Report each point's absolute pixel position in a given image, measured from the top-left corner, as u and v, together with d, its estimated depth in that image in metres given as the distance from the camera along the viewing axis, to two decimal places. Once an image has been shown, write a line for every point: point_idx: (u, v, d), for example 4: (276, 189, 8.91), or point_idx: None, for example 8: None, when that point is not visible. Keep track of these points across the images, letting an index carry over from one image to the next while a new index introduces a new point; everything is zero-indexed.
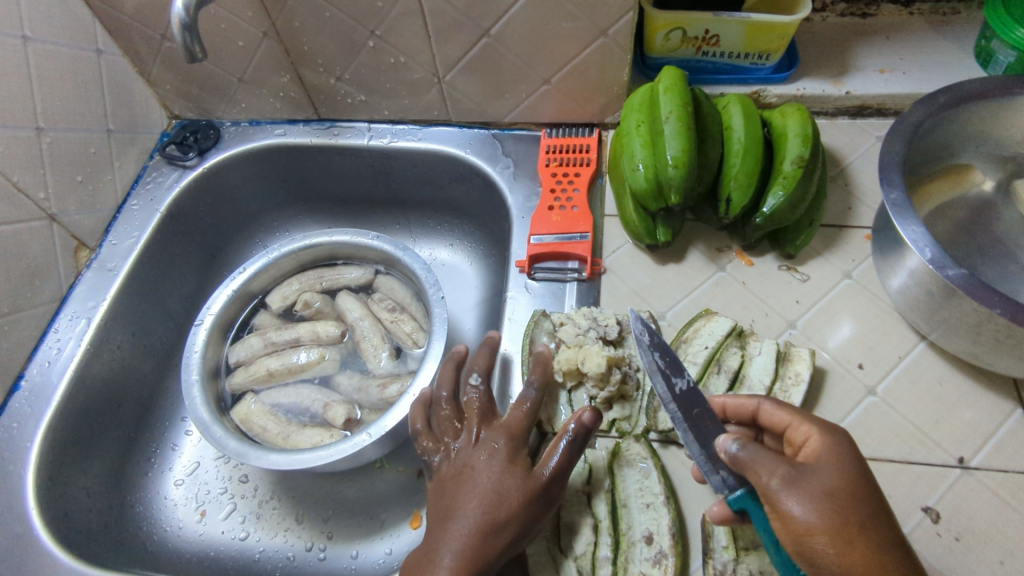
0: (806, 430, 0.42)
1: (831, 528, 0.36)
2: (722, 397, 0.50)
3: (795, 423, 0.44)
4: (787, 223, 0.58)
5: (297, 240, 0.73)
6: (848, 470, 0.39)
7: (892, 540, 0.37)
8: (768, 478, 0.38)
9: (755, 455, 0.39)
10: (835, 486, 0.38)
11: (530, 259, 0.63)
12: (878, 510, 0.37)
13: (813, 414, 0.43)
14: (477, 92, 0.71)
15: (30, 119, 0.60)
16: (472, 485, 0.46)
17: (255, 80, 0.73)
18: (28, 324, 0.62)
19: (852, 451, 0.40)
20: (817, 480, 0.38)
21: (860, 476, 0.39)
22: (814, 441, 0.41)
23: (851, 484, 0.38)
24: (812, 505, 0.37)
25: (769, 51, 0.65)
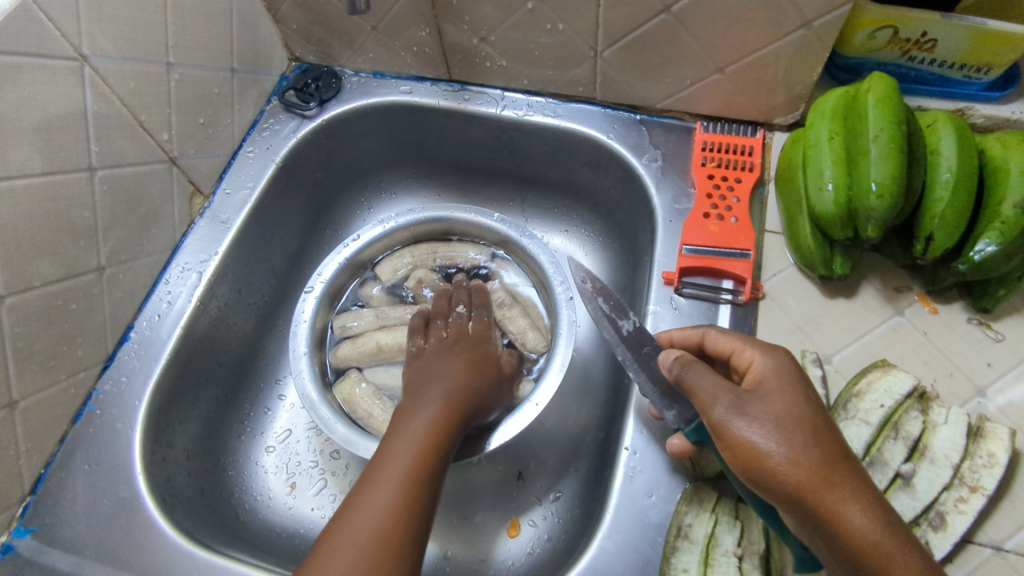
0: (747, 353, 0.44)
1: (779, 449, 0.37)
2: (667, 331, 0.51)
3: (738, 348, 0.45)
4: (995, 274, 0.50)
5: (416, 212, 0.67)
6: (783, 389, 0.40)
7: (840, 452, 0.38)
8: (716, 403, 0.39)
9: (706, 381, 0.40)
10: (784, 408, 0.39)
11: (680, 271, 0.57)
12: (823, 427, 0.39)
13: (755, 339, 0.44)
14: (635, 73, 0.63)
15: (161, 53, 0.55)
16: (422, 400, 0.51)
17: (390, 30, 0.66)
18: (141, 272, 0.59)
19: (793, 370, 0.42)
20: (759, 404, 0.39)
21: (811, 396, 0.40)
22: (759, 362, 0.42)
23: (801, 406, 0.39)
24: (762, 427, 0.38)
25: (992, 65, 0.56)
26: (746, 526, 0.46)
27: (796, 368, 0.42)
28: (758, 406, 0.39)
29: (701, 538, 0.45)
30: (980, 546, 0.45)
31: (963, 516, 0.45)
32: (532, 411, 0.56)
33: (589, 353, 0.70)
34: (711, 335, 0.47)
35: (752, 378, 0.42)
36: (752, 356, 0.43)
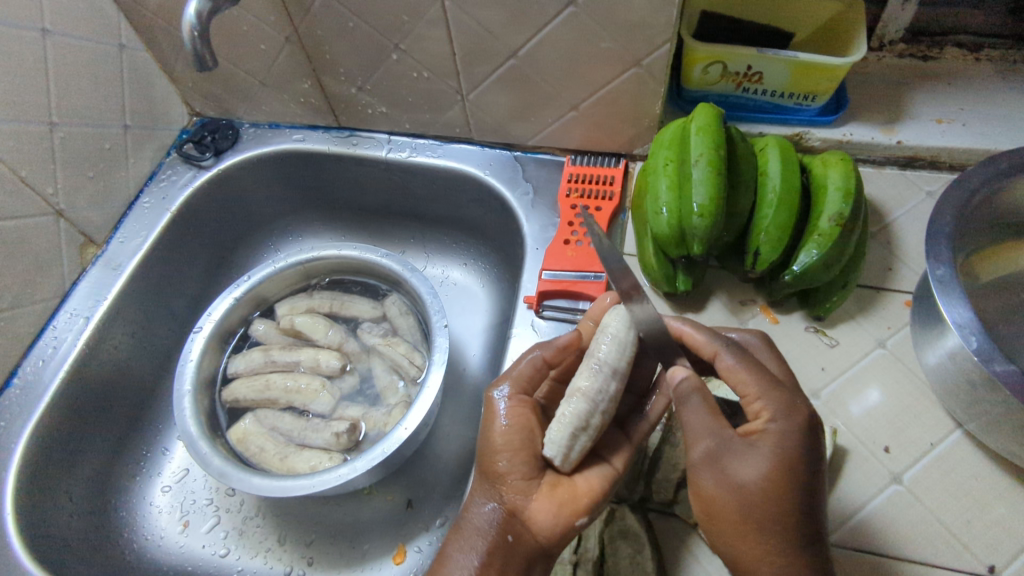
0: (757, 401, 0.42)
1: (721, 509, 0.40)
2: (680, 322, 0.48)
3: (749, 396, 0.42)
4: (820, 282, 0.53)
5: (305, 250, 0.70)
6: (774, 471, 0.39)
7: (799, 529, 0.39)
8: (694, 449, 0.42)
9: (697, 422, 0.42)
10: (755, 477, 0.40)
11: (539, 295, 0.61)
12: (795, 507, 0.39)
13: (778, 391, 0.41)
14: (502, 113, 0.67)
15: (44, 113, 0.60)
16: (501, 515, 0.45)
17: (276, 84, 0.71)
18: (27, 319, 0.62)
19: (795, 450, 0.40)
20: (734, 470, 0.40)
21: (801, 466, 0.40)
22: (767, 417, 0.41)
23: (775, 480, 0.39)
24: (723, 488, 0.40)
25: (816, 93, 0.60)
26: (583, 534, 0.49)
27: (808, 437, 0.40)
28: (728, 465, 0.40)
29: None
30: None
31: None
32: (402, 435, 0.57)
33: (482, 379, 0.70)
34: (724, 360, 0.44)
35: (751, 432, 0.41)
36: (762, 406, 0.41)
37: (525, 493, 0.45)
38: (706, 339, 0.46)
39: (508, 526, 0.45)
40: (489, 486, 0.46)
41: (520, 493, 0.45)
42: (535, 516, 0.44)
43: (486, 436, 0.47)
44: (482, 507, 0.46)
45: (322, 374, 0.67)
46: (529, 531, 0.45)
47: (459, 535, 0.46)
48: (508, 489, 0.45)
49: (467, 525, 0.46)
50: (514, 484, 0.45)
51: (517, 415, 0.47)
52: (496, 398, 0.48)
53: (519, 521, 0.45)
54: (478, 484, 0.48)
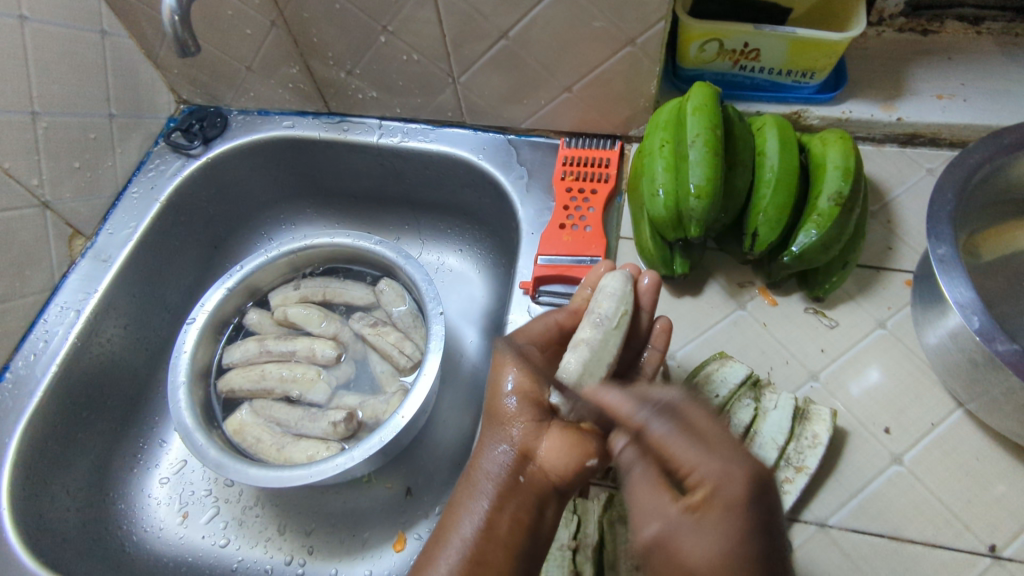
0: (697, 472, 0.33)
1: None
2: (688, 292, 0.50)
3: (685, 466, 0.34)
4: (819, 263, 0.52)
5: (297, 239, 0.69)
6: (720, 553, 0.31)
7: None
8: (648, 526, 0.33)
9: (639, 494, 0.35)
10: (709, 553, 0.31)
11: (535, 280, 0.60)
12: None
13: (718, 460, 0.33)
14: (494, 95, 0.66)
15: (25, 103, 0.59)
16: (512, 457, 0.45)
17: (263, 69, 0.69)
18: (17, 313, 0.62)
19: (738, 528, 0.31)
20: (680, 547, 0.32)
21: (748, 548, 0.31)
22: (711, 485, 0.33)
23: (727, 569, 0.31)
24: None
25: (814, 70, 0.59)
26: (582, 520, 0.48)
27: (756, 500, 0.32)
28: (676, 543, 0.32)
29: None
30: (804, 523, 0.47)
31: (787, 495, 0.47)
32: (398, 424, 0.57)
33: (479, 366, 0.69)
34: (652, 430, 0.36)
35: (694, 505, 0.33)
36: (691, 469, 0.34)
37: (536, 434, 0.45)
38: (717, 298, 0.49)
39: (520, 466, 0.45)
40: (499, 429, 0.47)
41: (531, 435, 0.45)
42: (546, 457, 0.45)
43: (496, 384, 0.48)
44: (493, 452, 0.46)
45: (318, 363, 0.66)
46: (540, 472, 0.45)
47: (471, 481, 0.46)
48: (519, 431, 0.46)
49: (480, 469, 0.46)
50: (527, 425, 0.46)
51: (524, 361, 0.48)
52: (505, 346, 0.49)
53: (531, 462, 0.45)
54: (487, 432, 0.48)
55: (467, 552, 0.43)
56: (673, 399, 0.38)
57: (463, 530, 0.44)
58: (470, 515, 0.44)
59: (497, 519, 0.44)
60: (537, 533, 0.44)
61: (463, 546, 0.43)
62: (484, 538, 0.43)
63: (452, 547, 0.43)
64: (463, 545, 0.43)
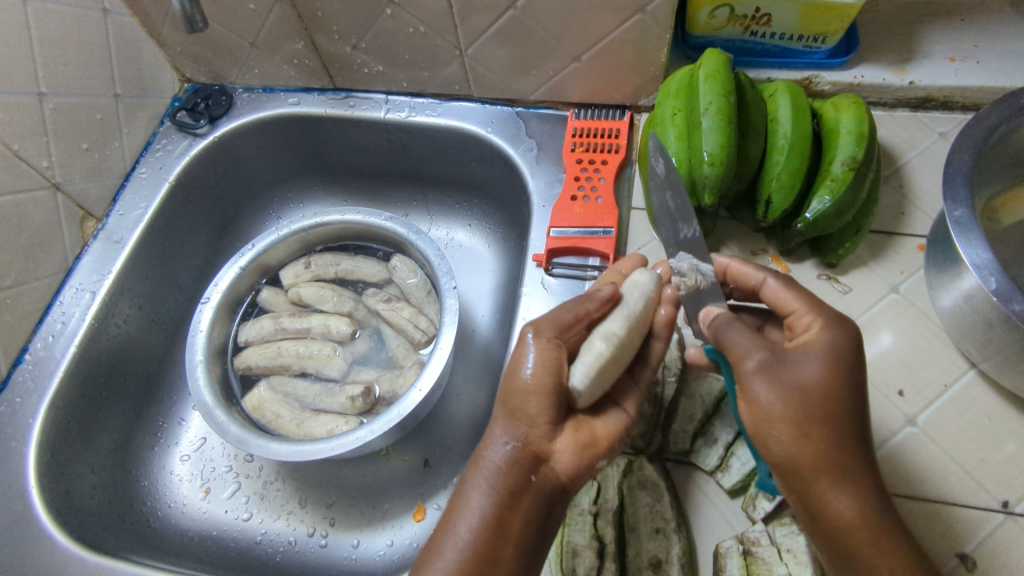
0: (805, 317, 0.43)
1: (796, 417, 0.39)
2: (726, 258, 0.50)
3: (800, 309, 0.44)
4: (833, 229, 0.52)
5: (307, 217, 0.69)
6: (818, 367, 0.40)
7: (851, 433, 0.40)
8: (746, 360, 0.41)
9: (739, 341, 0.42)
10: (814, 379, 0.40)
11: (548, 253, 0.60)
12: (845, 415, 0.40)
13: (823, 303, 0.44)
14: (502, 68, 0.66)
15: (31, 84, 0.58)
16: (520, 454, 0.44)
17: (267, 46, 0.68)
18: (33, 296, 0.62)
19: (851, 352, 0.41)
20: (793, 369, 0.41)
21: (846, 378, 0.40)
22: (813, 330, 0.42)
23: (831, 382, 0.40)
24: (769, 390, 0.40)
25: (826, 34, 0.58)
26: (602, 486, 0.49)
27: (857, 352, 0.41)
28: (786, 371, 0.40)
29: None
30: None
31: None
32: (417, 397, 0.57)
33: (493, 339, 0.70)
34: (770, 284, 0.46)
35: (800, 345, 0.42)
36: (809, 321, 0.43)
37: (549, 437, 0.44)
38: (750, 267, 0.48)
39: (531, 465, 0.44)
40: (512, 422, 0.44)
41: (546, 436, 0.44)
42: (559, 459, 0.44)
43: (511, 374, 0.45)
44: (499, 444, 0.44)
45: (334, 339, 0.67)
46: (552, 473, 0.44)
47: (477, 472, 0.45)
48: (533, 431, 0.44)
49: (486, 464, 0.44)
50: (543, 424, 0.44)
51: (546, 355, 0.45)
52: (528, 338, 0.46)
53: (543, 463, 0.44)
54: (495, 420, 0.46)
55: (475, 549, 0.42)
56: (773, 279, 0.47)
57: (467, 524, 0.43)
58: (477, 509, 0.43)
59: (508, 517, 0.43)
60: (544, 530, 0.44)
61: (468, 543, 0.42)
62: (494, 534, 0.42)
63: (457, 540, 0.43)
64: (470, 539, 0.42)
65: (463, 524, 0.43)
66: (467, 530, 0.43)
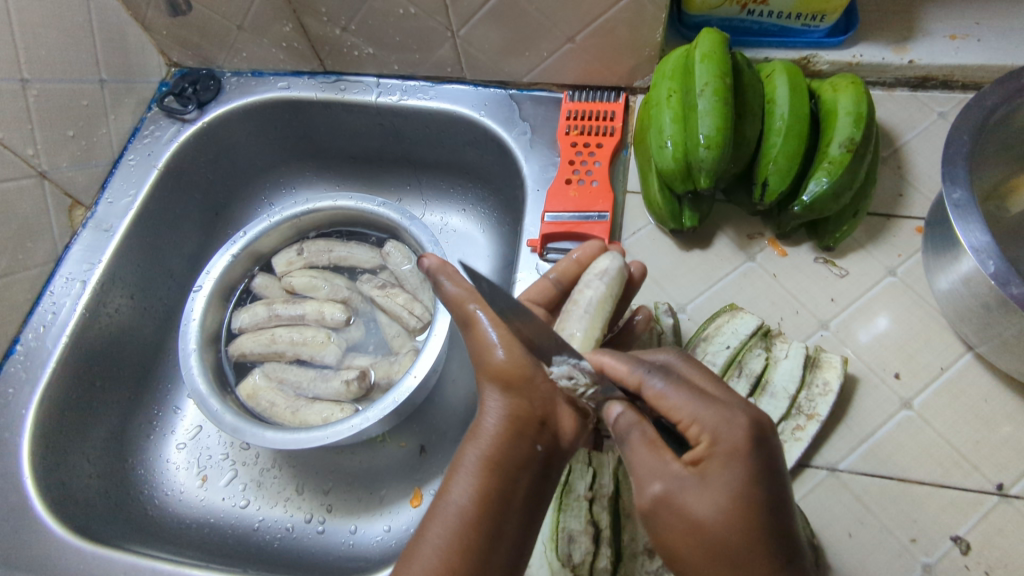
0: (694, 426, 0.36)
1: (712, 553, 0.35)
2: (602, 354, 0.41)
3: (684, 414, 0.37)
4: (830, 212, 0.52)
5: (299, 203, 0.68)
6: (724, 495, 0.35)
7: (772, 569, 0.35)
8: (652, 485, 0.37)
9: (641, 462, 0.37)
10: (711, 510, 0.35)
11: (542, 238, 0.60)
12: (768, 546, 0.35)
13: (710, 398, 0.37)
14: (495, 49, 0.64)
15: (13, 70, 0.57)
16: (518, 427, 0.42)
17: (255, 28, 0.67)
18: (23, 286, 0.61)
19: (752, 464, 0.35)
20: (687, 499, 0.36)
21: (757, 492, 0.35)
22: (709, 440, 0.36)
23: (733, 515, 0.35)
24: (710, 505, 0.35)
25: (825, 12, 0.57)
26: (597, 472, 0.49)
27: (757, 456, 0.36)
28: (681, 505, 0.36)
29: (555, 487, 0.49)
30: (816, 469, 0.48)
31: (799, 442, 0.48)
32: (412, 384, 0.57)
33: None
34: (651, 387, 0.38)
35: (697, 461, 0.36)
36: (701, 429, 0.36)
37: (550, 402, 0.43)
38: (629, 367, 0.39)
39: (534, 434, 0.42)
40: (504, 388, 0.43)
41: (545, 402, 0.43)
42: (561, 423, 0.43)
43: (485, 348, 0.44)
44: (491, 411, 0.43)
45: (328, 326, 0.66)
46: (555, 440, 0.43)
47: (472, 444, 0.42)
48: (534, 395, 0.43)
49: (481, 434, 0.42)
50: (534, 387, 0.43)
51: (510, 319, 0.45)
52: (477, 310, 0.45)
53: (547, 432, 0.43)
54: (485, 388, 0.44)
55: (474, 534, 0.39)
56: (670, 360, 0.42)
57: (463, 495, 0.40)
58: (474, 482, 0.41)
59: (512, 491, 0.41)
60: (542, 499, 0.43)
61: (465, 518, 0.40)
62: (497, 505, 0.40)
63: (452, 511, 0.40)
64: (470, 514, 0.40)
65: (458, 506, 0.40)
66: (465, 499, 0.40)
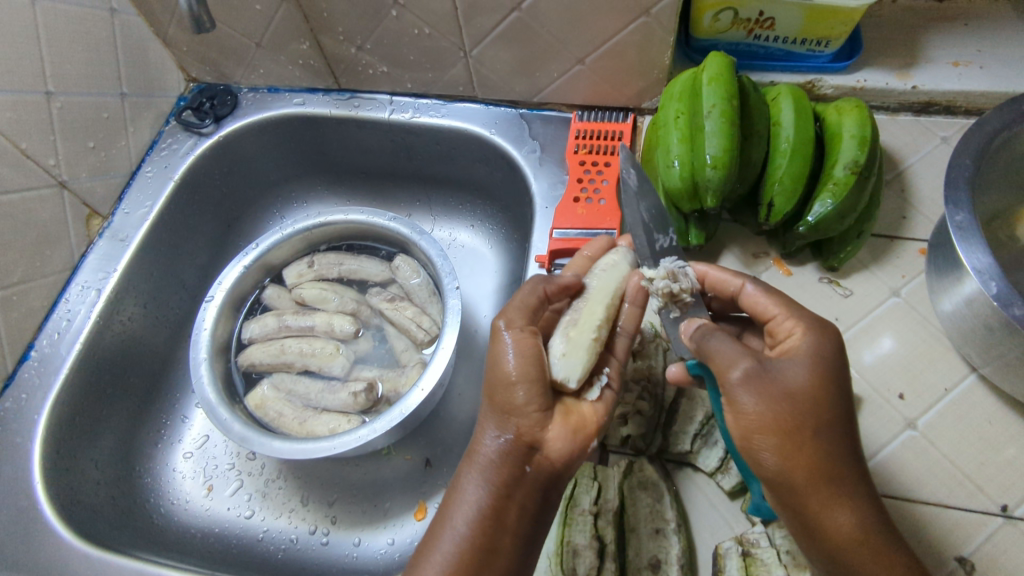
0: (788, 319, 0.43)
1: (772, 428, 0.39)
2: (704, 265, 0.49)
3: (780, 315, 0.44)
4: (835, 232, 0.52)
5: (311, 217, 0.69)
6: (820, 369, 0.41)
7: (834, 435, 0.40)
8: (732, 369, 0.41)
9: (728, 350, 0.41)
10: (801, 375, 0.40)
11: (550, 254, 0.60)
12: (839, 416, 0.40)
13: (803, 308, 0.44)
14: (506, 69, 0.66)
15: (39, 83, 0.59)
16: (507, 450, 0.45)
17: (273, 46, 0.69)
18: (40, 293, 0.63)
19: (838, 359, 0.42)
20: (779, 380, 0.40)
21: (833, 374, 0.41)
22: (798, 331, 0.43)
23: (817, 379, 0.40)
24: (795, 368, 0.41)
25: (830, 38, 0.59)
26: (603, 486, 0.49)
27: (834, 351, 0.42)
28: (777, 378, 0.40)
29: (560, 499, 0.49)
30: None
31: None
32: (420, 396, 0.57)
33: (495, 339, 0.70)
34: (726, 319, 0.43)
35: (783, 352, 0.42)
36: (795, 323, 0.43)
37: (540, 425, 0.45)
38: (727, 274, 0.48)
39: (527, 453, 0.44)
40: (499, 417, 0.45)
41: (537, 425, 0.45)
42: (551, 445, 0.44)
43: (493, 366, 0.46)
44: (491, 437, 0.45)
45: (337, 338, 0.67)
46: (547, 460, 0.44)
47: (471, 462, 0.46)
48: (522, 422, 0.44)
49: (479, 458, 0.45)
50: (528, 416, 0.44)
51: (523, 344, 0.45)
52: (502, 331, 0.46)
53: (538, 454, 0.44)
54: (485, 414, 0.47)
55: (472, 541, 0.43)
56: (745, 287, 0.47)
57: (463, 517, 0.44)
58: (469, 502, 0.44)
59: (505, 511, 0.44)
60: (540, 518, 0.45)
61: (466, 536, 0.43)
62: (489, 524, 0.43)
63: (454, 534, 0.43)
64: (467, 533, 0.43)
65: (457, 516, 0.44)
66: (461, 521, 0.44)
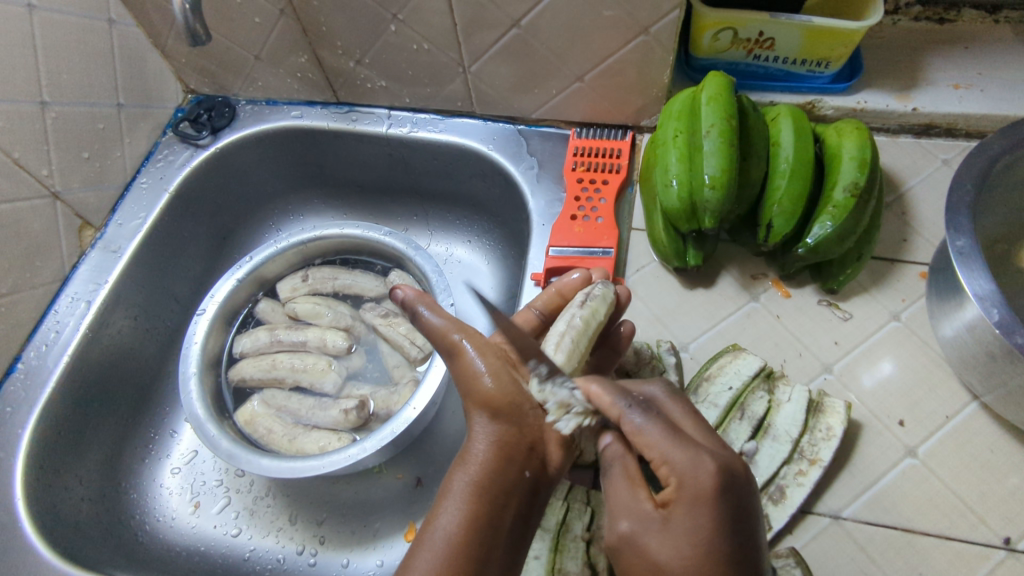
0: (665, 466, 0.38)
1: None
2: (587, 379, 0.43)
3: (654, 453, 0.39)
4: (835, 254, 0.52)
5: (307, 230, 0.69)
6: (708, 542, 0.37)
7: None
8: (620, 521, 0.40)
9: (619, 497, 0.40)
10: (673, 555, 0.37)
11: (546, 272, 0.60)
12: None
13: (680, 441, 0.38)
14: (504, 85, 0.65)
15: (33, 92, 0.59)
16: (502, 453, 0.43)
17: (271, 59, 0.68)
18: (29, 304, 0.62)
19: (723, 503, 0.37)
20: (657, 542, 0.38)
21: (719, 538, 0.37)
22: (675, 483, 0.38)
23: (693, 558, 0.37)
24: (674, 548, 0.37)
25: (830, 59, 0.58)
26: (596, 511, 0.49)
27: (720, 507, 0.37)
28: (639, 546, 0.39)
29: (553, 526, 0.48)
30: (819, 516, 0.47)
31: (801, 488, 0.47)
32: (411, 415, 0.56)
33: None
34: (629, 422, 0.40)
35: (664, 503, 0.39)
36: (671, 472, 0.38)
37: (540, 428, 0.45)
38: (608, 399, 0.42)
39: (528, 456, 0.43)
40: (493, 416, 0.44)
41: (537, 428, 0.44)
42: (552, 450, 0.44)
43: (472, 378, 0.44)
44: (481, 438, 0.44)
45: (330, 353, 0.66)
46: (544, 467, 0.44)
47: (462, 467, 0.43)
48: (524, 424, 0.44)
49: (470, 462, 0.43)
50: (521, 417, 0.44)
51: (497, 352, 0.46)
52: (463, 341, 0.45)
53: (537, 458, 0.44)
54: (472, 418, 0.45)
55: (462, 550, 0.39)
56: (654, 394, 0.43)
57: (453, 521, 0.40)
58: (461, 508, 0.41)
59: (499, 516, 0.41)
60: (529, 525, 0.43)
61: (455, 542, 0.40)
62: (482, 531, 0.40)
63: (444, 536, 0.40)
64: (459, 539, 0.40)
65: (446, 524, 0.40)
66: (450, 527, 0.40)
